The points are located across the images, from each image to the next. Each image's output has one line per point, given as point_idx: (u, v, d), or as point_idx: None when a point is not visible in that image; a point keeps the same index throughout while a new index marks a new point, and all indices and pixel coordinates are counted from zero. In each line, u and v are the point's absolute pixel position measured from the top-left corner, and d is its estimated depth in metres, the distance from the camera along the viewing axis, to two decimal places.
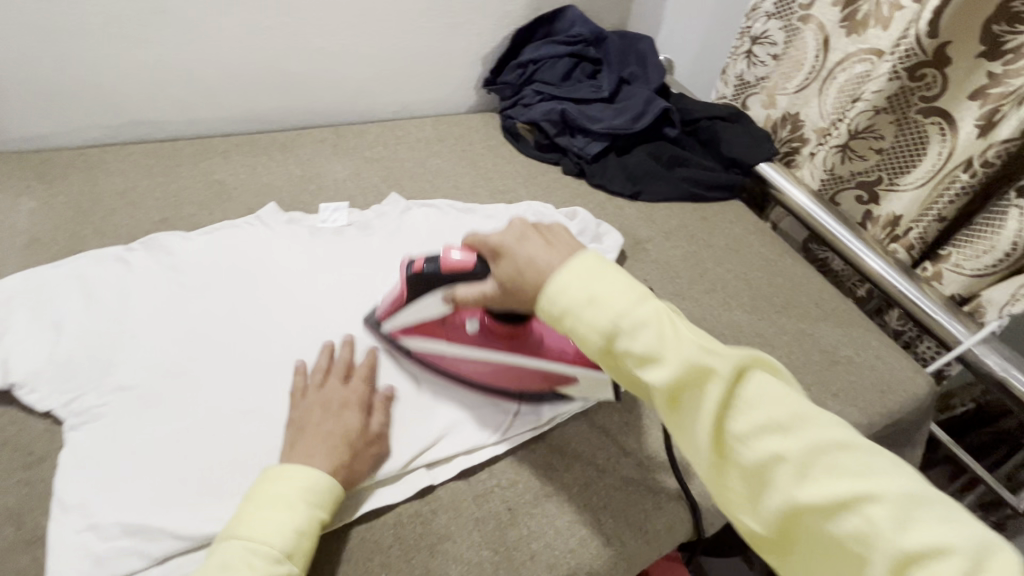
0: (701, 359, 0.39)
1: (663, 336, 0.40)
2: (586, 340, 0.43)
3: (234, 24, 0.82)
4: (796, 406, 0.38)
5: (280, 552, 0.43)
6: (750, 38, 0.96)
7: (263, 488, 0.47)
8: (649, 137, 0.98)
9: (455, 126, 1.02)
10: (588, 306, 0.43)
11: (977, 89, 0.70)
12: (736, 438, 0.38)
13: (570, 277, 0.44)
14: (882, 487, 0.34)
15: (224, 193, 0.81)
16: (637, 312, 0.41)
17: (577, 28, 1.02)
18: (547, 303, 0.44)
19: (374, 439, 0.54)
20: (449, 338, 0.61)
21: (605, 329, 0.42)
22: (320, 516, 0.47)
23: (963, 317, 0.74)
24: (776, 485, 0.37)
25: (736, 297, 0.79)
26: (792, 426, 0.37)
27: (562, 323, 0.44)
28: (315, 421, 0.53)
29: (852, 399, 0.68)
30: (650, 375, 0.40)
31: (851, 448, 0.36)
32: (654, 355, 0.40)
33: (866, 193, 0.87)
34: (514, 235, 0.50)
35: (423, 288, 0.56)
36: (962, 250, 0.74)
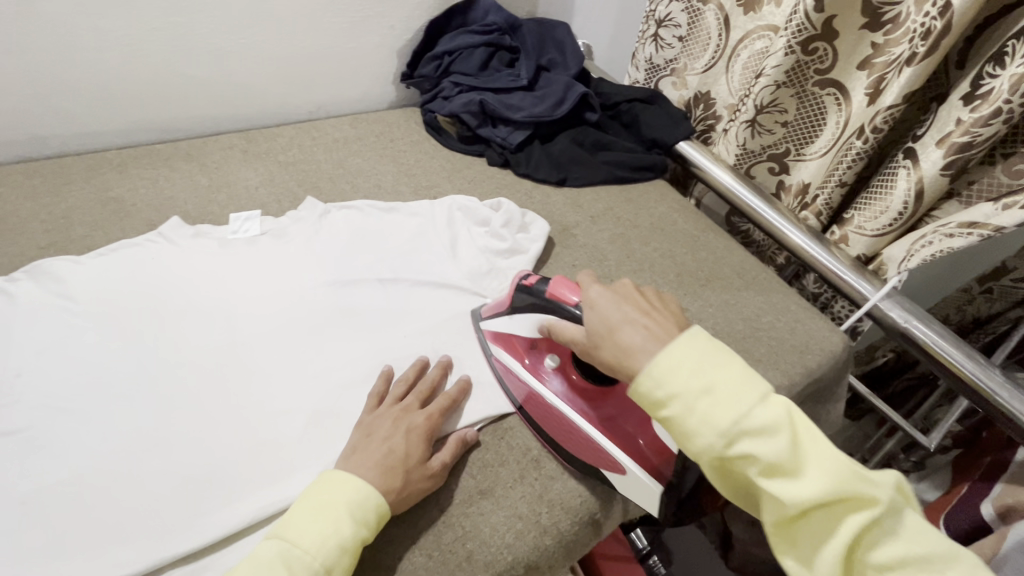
0: (846, 483, 0.38)
1: (796, 448, 0.40)
2: (699, 434, 0.42)
3: (117, 27, 0.76)
4: (935, 543, 0.38)
5: (318, 564, 0.44)
6: (656, 22, 0.99)
7: (315, 496, 0.48)
8: (571, 123, 0.99)
9: (375, 124, 0.99)
10: (707, 399, 0.42)
11: (864, 59, 0.75)
12: (874, 568, 0.38)
13: (678, 358, 0.43)
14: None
15: (121, 210, 0.75)
16: (768, 414, 0.41)
17: (491, 16, 1.01)
18: (648, 377, 0.44)
19: (429, 475, 0.53)
20: (526, 364, 0.61)
21: (727, 428, 0.41)
22: (363, 534, 0.47)
23: (868, 275, 0.79)
24: None
25: (663, 275, 0.81)
26: (933, 562, 0.37)
27: (666, 406, 0.43)
28: (383, 433, 0.53)
29: (774, 362, 0.71)
30: (781, 489, 0.40)
31: None
32: (786, 465, 0.40)
33: (778, 165, 0.92)
34: (616, 298, 0.51)
35: (527, 304, 0.58)
36: (862, 212, 0.78)
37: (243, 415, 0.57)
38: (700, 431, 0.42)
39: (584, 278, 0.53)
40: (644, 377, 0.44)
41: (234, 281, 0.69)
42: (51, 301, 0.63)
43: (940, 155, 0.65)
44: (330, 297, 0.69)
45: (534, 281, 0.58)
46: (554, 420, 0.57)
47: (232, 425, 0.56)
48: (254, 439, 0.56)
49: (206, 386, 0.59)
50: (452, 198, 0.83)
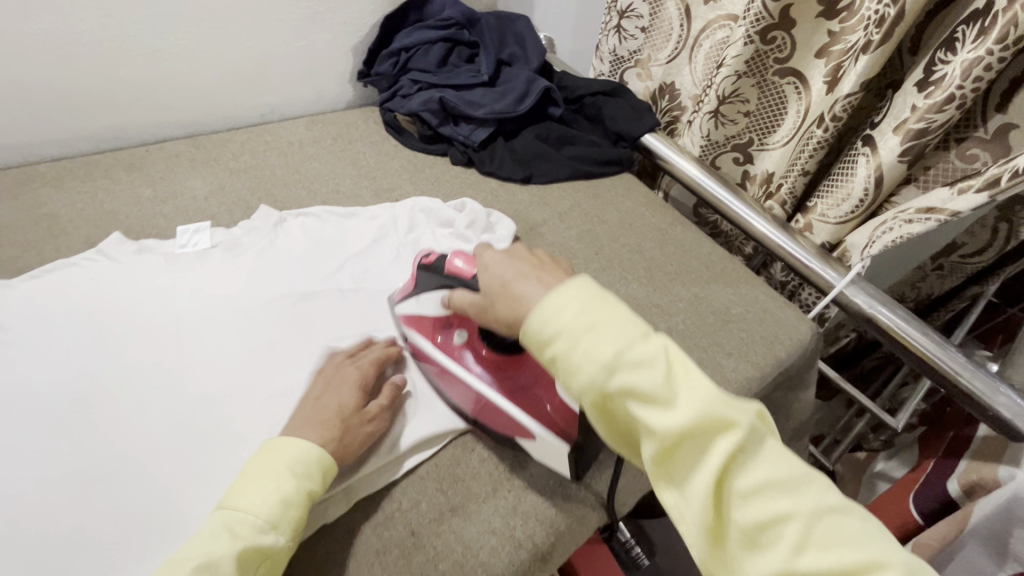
0: (718, 409, 0.40)
1: (672, 382, 0.41)
2: (580, 369, 0.42)
3: (45, 29, 0.71)
4: (797, 470, 0.40)
5: (263, 521, 0.45)
6: (617, 13, 0.98)
7: (257, 462, 0.49)
8: (535, 118, 0.97)
9: (332, 125, 0.95)
10: (587, 334, 0.42)
11: (822, 47, 0.75)
12: (738, 495, 0.39)
13: (566, 300, 0.44)
14: (882, 557, 0.36)
15: (56, 227, 0.70)
16: (645, 349, 0.42)
17: (448, 11, 0.97)
18: (539, 319, 0.44)
19: (369, 419, 0.55)
20: (436, 344, 0.59)
21: (606, 361, 0.42)
22: (308, 487, 0.48)
23: (833, 261, 0.80)
24: (773, 548, 0.38)
25: (631, 271, 0.80)
26: (791, 486, 0.39)
27: (554, 344, 0.43)
28: (317, 395, 0.56)
29: (743, 354, 0.71)
30: (657, 420, 0.40)
31: (842, 513, 0.38)
32: (661, 397, 0.40)
33: (742, 155, 0.92)
34: (505, 259, 0.52)
35: (431, 280, 0.59)
36: (824, 200, 0.79)
37: (195, 440, 0.54)
38: (581, 366, 0.42)
39: (477, 248, 0.54)
40: (533, 321, 0.45)
41: (183, 300, 0.65)
42: None
43: (896, 142, 0.65)
44: (287, 312, 0.66)
45: (435, 260, 0.60)
46: (467, 393, 0.57)
47: (182, 453, 0.53)
48: (206, 466, 0.53)
49: (153, 412, 0.56)
50: (412, 200, 0.81)
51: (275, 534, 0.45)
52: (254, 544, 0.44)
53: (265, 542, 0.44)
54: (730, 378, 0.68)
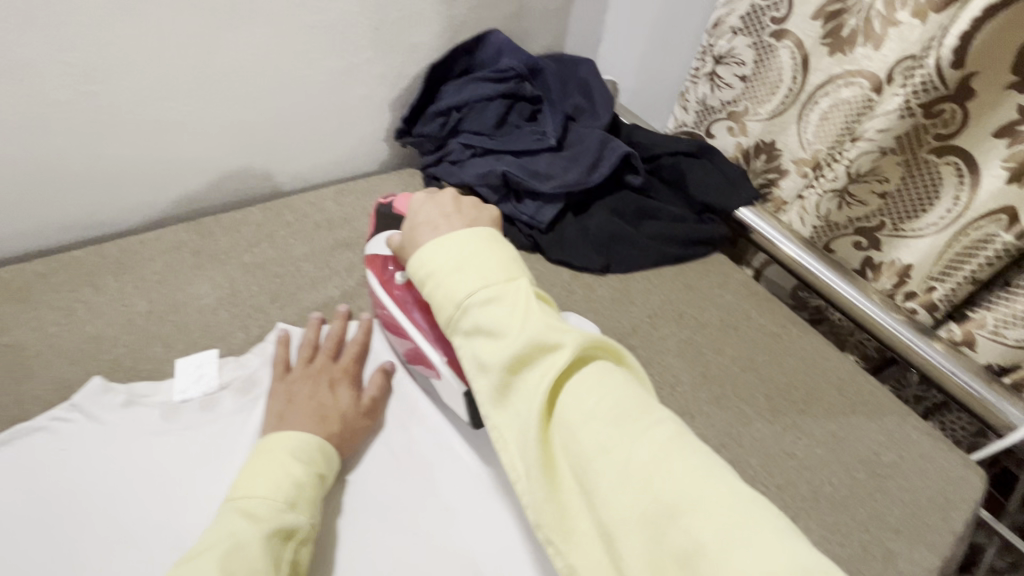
0: (545, 336, 0.41)
1: (513, 314, 0.42)
2: (442, 306, 0.45)
3: (8, 101, 0.55)
4: (630, 402, 0.38)
5: (282, 502, 0.43)
6: (714, 58, 0.83)
7: (253, 453, 0.47)
8: (608, 188, 0.81)
9: (366, 198, 0.79)
10: (450, 272, 0.45)
11: (1004, 126, 0.58)
12: (569, 428, 0.38)
13: (446, 243, 0.47)
14: (703, 484, 0.33)
15: (19, 364, 0.53)
16: (498, 286, 0.44)
17: (505, 58, 0.81)
18: (416, 256, 0.48)
19: (366, 412, 0.55)
20: (379, 280, 0.59)
21: (457, 298, 0.44)
22: (317, 471, 0.47)
23: (1006, 391, 0.63)
24: (598, 479, 0.36)
25: (750, 398, 0.64)
26: (620, 419, 0.37)
27: (426, 284, 0.47)
28: (305, 394, 0.53)
29: (917, 532, 0.55)
30: (493, 352, 0.41)
31: (674, 444, 0.36)
32: (499, 328, 0.42)
33: (866, 240, 0.75)
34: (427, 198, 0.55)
35: (388, 222, 0.60)
36: (998, 312, 0.63)
37: None
38: (440, 303, 0.45)
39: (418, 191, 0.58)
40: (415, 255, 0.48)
41: (184, 474, 0.49)
42: None
43: None
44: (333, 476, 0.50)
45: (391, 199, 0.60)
46: (397, 329, 0.58)
47: None
48: None
49: None
50: None
51: (295, 514, 0.44)
52: (280, 524, 0.42)
53: (289, 521, 0.42)
54: (908, 573, 0.52)
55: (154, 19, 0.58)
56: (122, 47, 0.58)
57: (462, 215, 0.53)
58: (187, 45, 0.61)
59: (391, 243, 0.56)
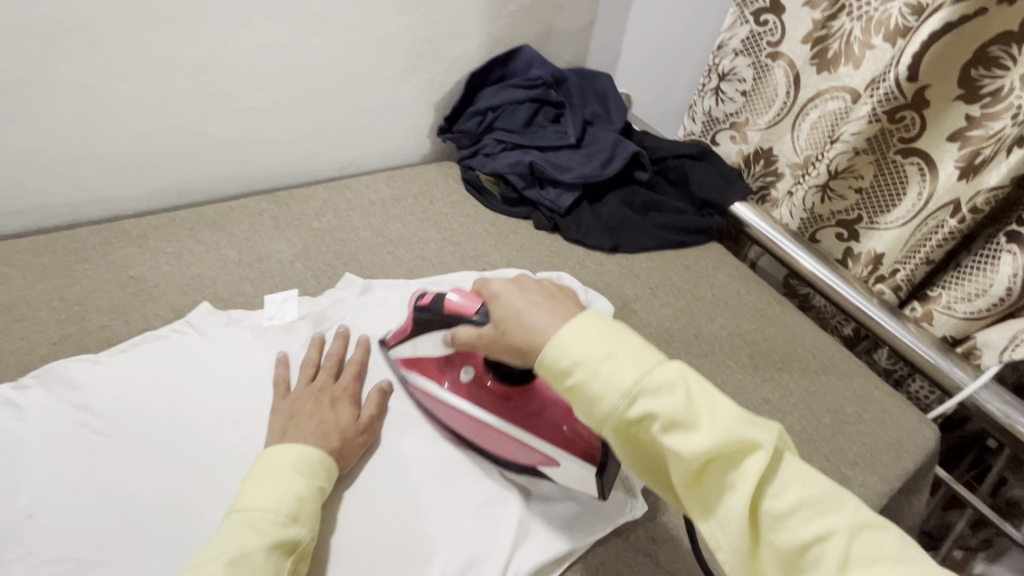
0: (742, 432, 0.39)
1: (696, 404, 0.40)
2: (603, 399, 0.41)
3: (145, 88, 0.70)
4: (826, 487, 0.39)
5: (284, 515, 0.46)
6: (718, 75, 0.95)
7: (256, 469, 0.49)
8: (620, 182, 0.94)
9: (412, 182, 0.93)
10: (612, 366, 0.41)
11: (956, 131, 0.69)
12: (775, 518, 0.38)
13: (583, 328, 0.43)
14: (921, 569, 0.36)
15: (143, 293, 0.67)
16: (666, 374, 0.41)
17: (536, 70, 0.95)
18: (551, 348, 0.44)
19: (363, 430, 0.58)
20: (443, 382, 0.61)
21: (629, 389, 0.41)
22: (317, 484, 0.50)
23: (959, 359, 0.73)
24: (821, 571, 0.37)
25: (735, 356, 0.75)
26: (826, 506, 0.38)
27: (573, 373, 0.43)
28: (307, 411, 0.56)
29: (869, 465, 0.65)
30: (683, 444, 0.39)
31: (877, 528, 0.38)
32: (689, 423, 0.39)
33: (846, 232, 0.85)
34: (517, 286, 0.50)
35: (426, 325, 0.58)
36: (952, 290, 0.72)
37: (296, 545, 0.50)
38: (603, 394, 0.41)
39: (479, 282, 0.54)
40: (549, 348, 0.44)
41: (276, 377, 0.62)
42: (63, 416, 0.55)
43: None
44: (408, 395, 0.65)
45: (431, 301, 0.57)
46: (483, 429, 0.59)
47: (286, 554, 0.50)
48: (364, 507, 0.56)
49: None
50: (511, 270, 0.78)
51: (296, 527, 0.47)
52: (283, 535, 0.45)
53: (289, 535, 0.46)
54: (858, 494, 0.62)
55: (259, 27, 0.73)
56: (234, 47, 0.73)
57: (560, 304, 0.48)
58: (281, 48, 0.76)
59: (461, 341, 0.54)
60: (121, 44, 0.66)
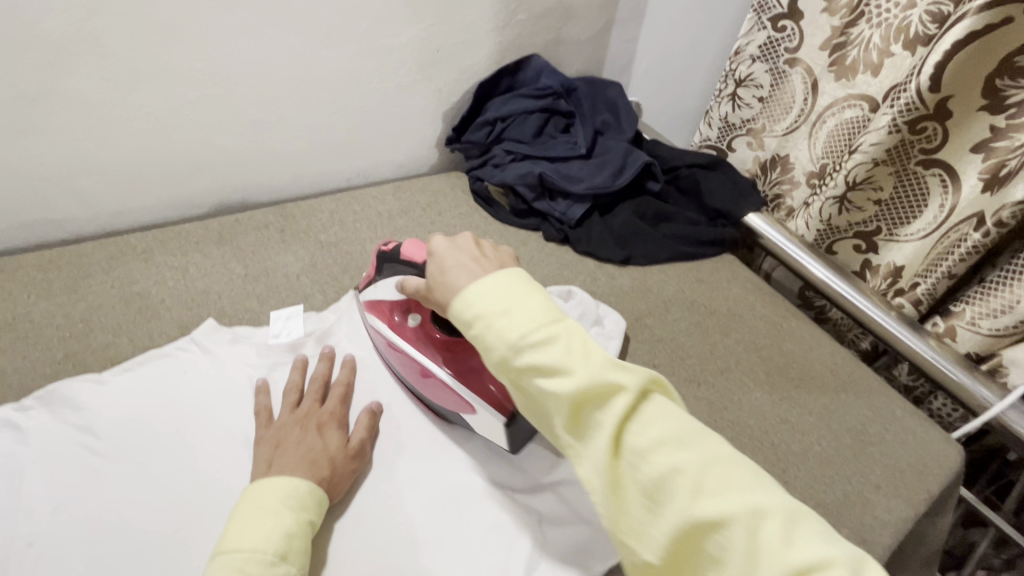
0: (607, 373, 0.41)
1: (570, 351, 0.42)
2: (493, 348, 0.44)
3: (152, 100, 0.70)
4: (690, 426, 0.41)
5: (271, 554, 0.44)
6: (735, 81, 0.93)
7: (243, 503, 0.48)
8: (631, 192, 0.92)
9: (420, 193, 0.92)
10: (501, 317, 0.44)
11: (979, 142, 0.66)
12: (637, 454, 0.40)
13: (485, 284, 0.46)
14: (771, 502, 0.37)
15: (148, 309, 0.66)
16: (548, 324, 0.44)
17: (545, 79, 0.94)
18: (460, 303, 0.46)
19: (353, 455, 0.56)
20: (392, 322, 0.64)
21: (511, 339, 0.43)
22: (306, 518, 0.48)
23: (983, 377, 0.70)
24: (673, 502, 0.38)
25: (751, 373, 0.73)
26: (684, 443, 0.40)
27: (473, 326, 0.46)
28: (292, 440, 0.54)
29: (894, 489, 0.63)
30: (556, 387, 0.42)
31: (732, 464, 0.39)
32: (562, 365, 0.42)
33: (864, 243, 0.82)
34: (452, 244, 0.52)
35: (386, 270, 0.62)
36: (976, 306, 0.70)
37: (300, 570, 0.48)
38: (490, 343, 0.44)
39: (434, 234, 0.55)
40: (456, 301, 0.47)
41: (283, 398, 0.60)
42: (65, 438, 0.54)
43: None
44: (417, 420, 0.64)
45: (394, 249, 0.61)
46: (419, 372, 0.62)
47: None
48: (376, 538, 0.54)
49: None
50: None
51: (286, 566, 0.45)
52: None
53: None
54: (883, 520, 0.60)
55: (267, 39, 0.72)
56: (240, 58, 0.72)
57: (488, 262, 0.50)
58: (289, 59, 0.75)
59: (406, 290, 0.57)
60: (128, 58, 0.65)
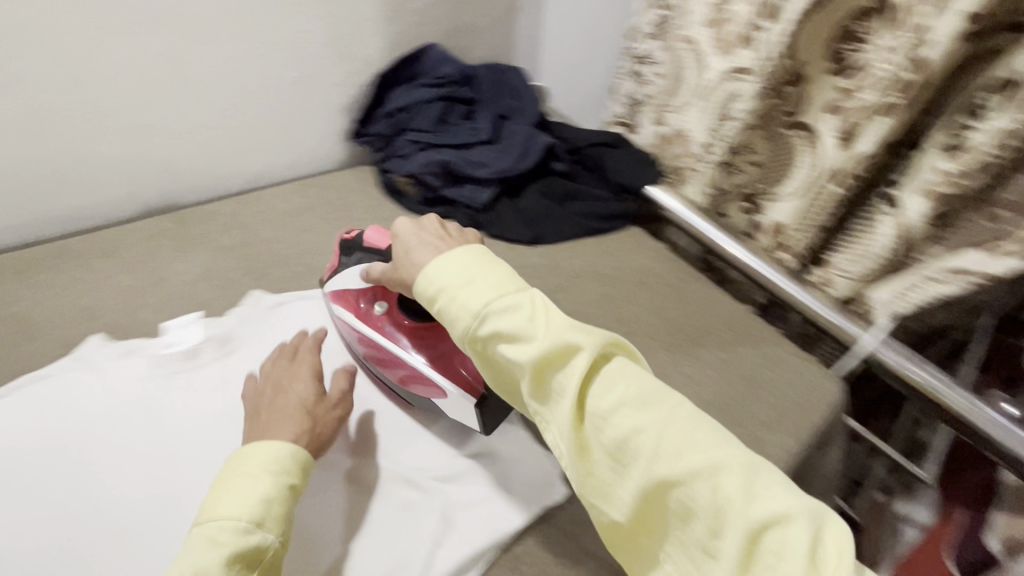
0: (569, 338, 0.46)
1: (534, 319, 0.48)
2: (458, 319, 0.50)
3: (10, 110, 0.66)
4: (652, 388, 0.45)
5: (246, 521, 0.46)
6: (634, 58, 0.98)
7: (228, 469, 0.51)
8: (538, 174, 0.95)
9: (326, 189, 0.91)
10: (463, 288, 0.50)
11: (831, 103, 0.72)
12: (602, 416, 0.44)
13: (450, 260, 0.52)
14: (729, 458, 0.40)
15: (28, 329, 0.63)
16: (511, 296, 0.49)
17: (443, 67, 0.95)
18: (427, 279, 0.52)
19: (335, 404, 0.60)
20: (361, 312, 0.67)
21: (475, 310, 0.49)
22: (286, 482, 0.51)
23: (853, 316, 0.78)
24: (636, 460, 0.43)
25: (654, 335, 0.78)
26: (646, 404, 0.44)
27: (439, 299, 0.51)
28: (275, 399, 0.57)
29: (779, 425, 0.69)
30: (521, 355, 0.47)
31: (695, 423, 0.43)
32: (524, 334, 0.47)
33: (751, 205, 0.90)
34: (415, 225, 0.59)
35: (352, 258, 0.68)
36: (845, 254, 0.77)
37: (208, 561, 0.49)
38: (457, 316, 0.50)
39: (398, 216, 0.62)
40: (422, 276, 0.53)
41: (180, 405, 0.59)
42: None
43: (924, 204, 0.65)
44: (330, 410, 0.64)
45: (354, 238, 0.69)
46: (393, 361, 0.65)
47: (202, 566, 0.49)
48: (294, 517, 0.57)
49: (145, 545, 0.50)
50: None
51: (262, 533, 0.47)
52: (242, 544, 0.46)
53: (253, 542, 0.46)
54: (769, 454, 0.66)
55: (134, 40, 0.69)
56: (116, 62, 0.69)
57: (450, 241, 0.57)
58: (163, 60, 0.73)
59: (373, 274, 0.63)
60: None
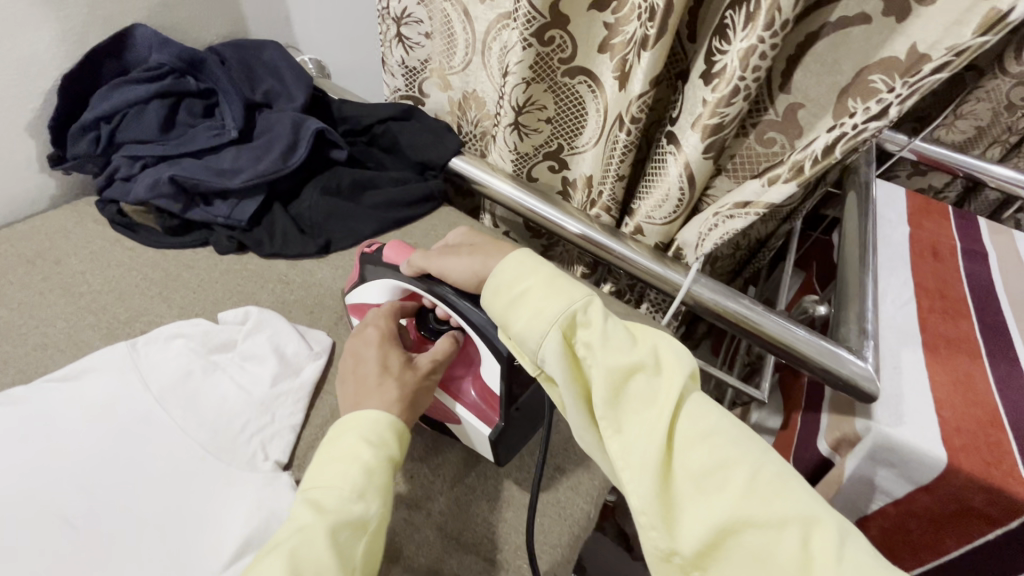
0: (664, 359, 0.45)
1: (631, 334, 0.47)
2: (547, 305, 0.46)
3: None
4: (740, 429, 0.43)
5: (348, 491, 0.43)
6: (393, 20, 0.79)
7: (332, 435, 0.47)
8: (315, 168, 0.79)
9: (28, 242, 0.70)
10: (556, 281, 0.48)
11: (603, 41, 0.67)
12: (687, 437, 0.41)
13: (535, 260, 0.51)
14: (825, 513, 0.37)
15: None
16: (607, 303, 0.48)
17: (157, 55, 0.74)
18: (507, 265, 0.50)
19: (427, 375, 0.54)
20: None
21: (572, 302, 0.46)
22: (386, 455, 0.46)
23: (672, 262, 0.75)
24: (721, 492, 0.39)
25: None
26: (736, 442, 0.41)
27: (520, 289, 0.48)
28: (365, 367, 0.53)
29: None
30: (611, 358, 0.44)
31: (788, 474, 0.40)
32: (618, 338, 0.45)
33: (556, 162, 0.83)
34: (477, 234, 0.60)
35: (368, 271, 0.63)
36: (647, 201, 0.73)
37: None
38: (545, 304, 0.46)
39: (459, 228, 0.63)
40: (502, 262, 0.51)
41: None
42: None
43: (697, 138, 0.61)
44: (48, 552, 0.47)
45: (376, 249, 0.63)
46: None
47: None
48: None
49: None
50: (173, 325, 0.61)
51: (364, 504, 0.43)
52: (346, 515, 0.41)
53: (356, 513, 0.42)
54: None
55: None
56: None
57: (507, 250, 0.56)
58: None
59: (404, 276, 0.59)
60: None
